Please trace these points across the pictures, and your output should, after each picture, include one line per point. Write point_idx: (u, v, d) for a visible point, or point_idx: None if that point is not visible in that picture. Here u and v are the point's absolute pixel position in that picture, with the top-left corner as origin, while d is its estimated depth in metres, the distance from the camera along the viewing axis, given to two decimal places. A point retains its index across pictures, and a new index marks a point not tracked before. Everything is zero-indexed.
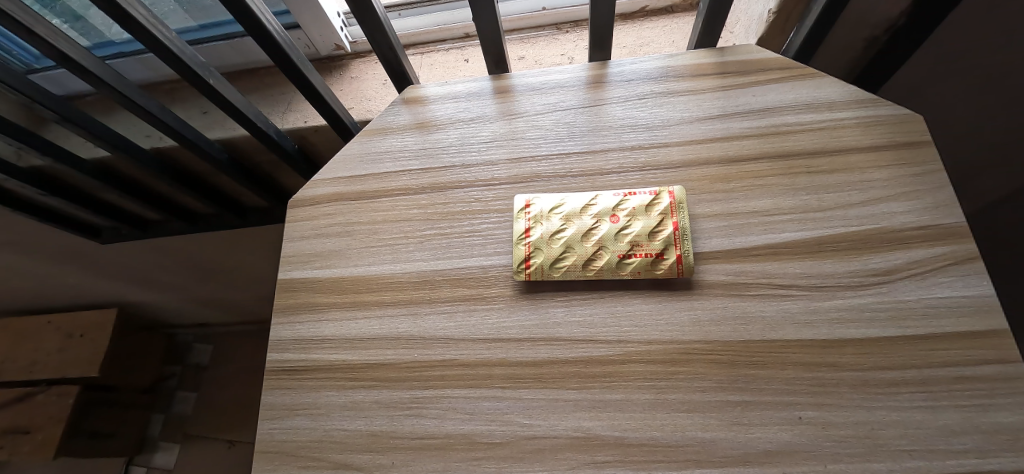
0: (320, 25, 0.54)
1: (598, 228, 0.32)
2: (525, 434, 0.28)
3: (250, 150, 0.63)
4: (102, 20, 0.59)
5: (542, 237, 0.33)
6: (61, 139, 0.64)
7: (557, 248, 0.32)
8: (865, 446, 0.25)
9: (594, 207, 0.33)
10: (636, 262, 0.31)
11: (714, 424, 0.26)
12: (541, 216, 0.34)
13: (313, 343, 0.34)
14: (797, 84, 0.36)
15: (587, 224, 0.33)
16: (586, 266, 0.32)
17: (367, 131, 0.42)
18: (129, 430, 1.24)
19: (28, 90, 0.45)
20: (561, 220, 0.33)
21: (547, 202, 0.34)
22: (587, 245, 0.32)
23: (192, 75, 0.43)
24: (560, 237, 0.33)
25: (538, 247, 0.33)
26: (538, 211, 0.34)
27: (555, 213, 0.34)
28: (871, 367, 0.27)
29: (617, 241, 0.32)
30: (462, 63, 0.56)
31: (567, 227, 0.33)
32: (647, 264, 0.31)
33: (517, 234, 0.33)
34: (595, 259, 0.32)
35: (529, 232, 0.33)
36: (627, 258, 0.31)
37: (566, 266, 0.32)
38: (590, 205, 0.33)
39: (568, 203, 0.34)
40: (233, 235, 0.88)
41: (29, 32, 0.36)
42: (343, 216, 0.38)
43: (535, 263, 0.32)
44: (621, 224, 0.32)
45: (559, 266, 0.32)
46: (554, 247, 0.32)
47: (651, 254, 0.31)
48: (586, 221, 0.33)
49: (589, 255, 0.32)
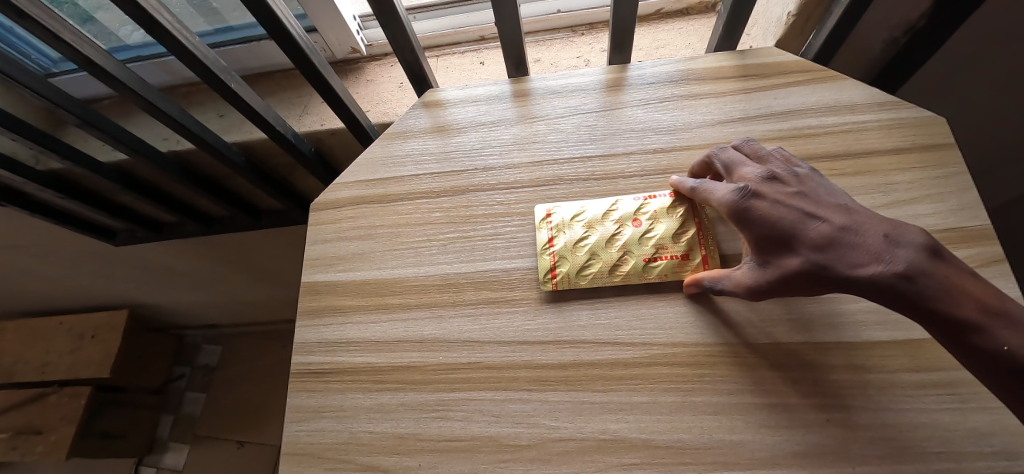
0: (337, 29, 0.54)
1: (621, 234, 0.33)
2: (552, 436, 0.28)
3: (266, 153, 0.64)
4: (111, 19, 0.59)
5: (566, 245, 0.33)
6: (78, 142, 0.64)
7: (582, 256, 0.33)
8: (894, 448, 0.25)
9: (615, 212, 0.33)
10: (663, 265, 0.31)
11: (742, 426, 0.27)
12: (562, 225, 0.34)
13: (339, 345, 0.34)
14: (818, 86, 0.36)
15: (610, 230, 0.33)
16: (612, 272, 0.32)
17: (388, 134, 0.43)
18: (138, 431, 1.25)
19: (50, 94, 0.46)
20: (584, 228, 0.33)
21: (568, 210, 0.34)
22: (611, 251, 0.32)
23: (214, 79, 0.43)
24: (584, 245, 0.33)
25: (562, 256, 0.33)
26: (561, 219, 0.34)
27: (577, 221, 0.34)
28: (897, 369, 0.27)
29: (641, 245, 0.32)
30: (477, 66, 0.56)
31: (590, 235, 0.33)
32: (674, 266, 0.31)
33: (541, 244, 0.34)
34: (621, 264, 0.32)
35: (552, 242, 0.33)
36: (653, 261, 0.31)
37: (592, 274, 0.32)
38: (611, 210, 0.34)
39: (589, 210, 0.34)
40: (246, 238, 0.88)
41: (55, 38, 0.37)
42: (365, 219, 0.39)
43: (561, 272, 0.32)
44: (645, 225, 0.32)
45: (585, 273, 0.32)
46: (579, 255, 0.33)
47: (676, 255, 0.31)
48: (608, 227, 0.33)
49: (614, 261, 0.32)
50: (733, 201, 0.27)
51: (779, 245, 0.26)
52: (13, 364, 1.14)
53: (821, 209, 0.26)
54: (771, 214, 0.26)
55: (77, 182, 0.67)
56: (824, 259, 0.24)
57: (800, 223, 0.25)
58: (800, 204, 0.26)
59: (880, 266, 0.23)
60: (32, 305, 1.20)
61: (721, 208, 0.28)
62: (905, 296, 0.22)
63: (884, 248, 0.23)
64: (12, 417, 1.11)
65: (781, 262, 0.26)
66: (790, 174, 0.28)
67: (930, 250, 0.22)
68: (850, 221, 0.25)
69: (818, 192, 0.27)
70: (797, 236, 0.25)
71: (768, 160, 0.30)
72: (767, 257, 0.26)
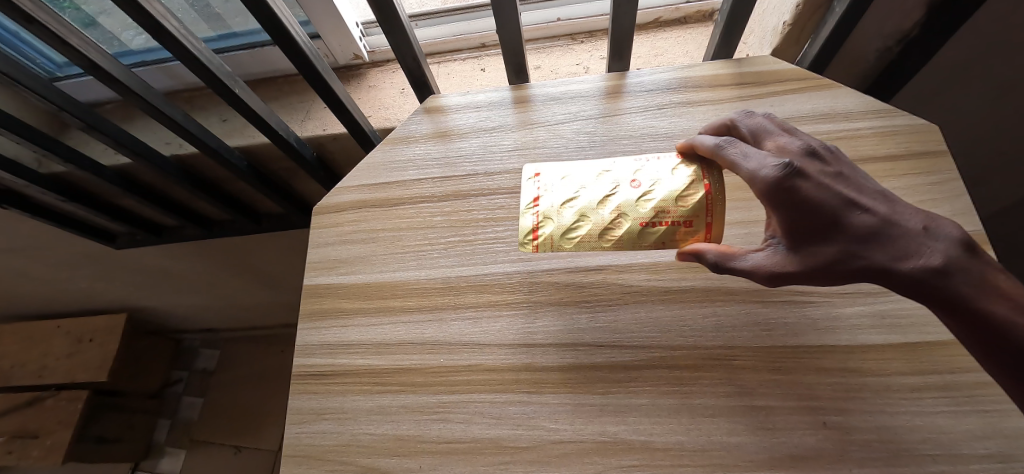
0: (340, 35, 0.55)
1: (614, 193, 0.28)
2: (552, 438, 0.28)
3: (269, 157, 0.64)
4: (113, 24, 0.59)
5: (551, 204, 0.29)
6: (81, 145, 0.64)
7: (569, 217, 0.28)
8: (889, 450, 0.25)
9: (610, 170, 0.29)
10: (661, 231, 0.26)
11: (740, 428, 0.27)
12: (547, 182, 0.30)
13: (340, 348, 0.34)
14: (814, 94, 0.37)
15: (603, 188, 0.28)
16: (602, 236, 0.27)
17: (390, 139, 0.43)
18: (134, 436, 1.24)
19: (55, 99, 0.46)
20: (572, 186, 0.29)
21: (556, 167, 0.31)
22: (603, 212, 0.28)
23: (218, 84, 0.44)
24: (571, 203, 0.28)
25: (538, 213, 0.29)
26: (536, 173, 0.30)
27: (565, 177, 0.30)
28: (892, 372, 0.27)
29: (637, 207, 0.27)
30: (479, 72, 0.57)
31: (578, 193, 0.29)
32: (671, 234, 0.26)
33: (523, 200, 0.30)
34: (613, 227, 0.27)
35: (535, 199, 0.29)
36: (650, 226, 0.27)
37: (579, 237, 0.28)
38: (606, 168, 0.29)
39: (580, 167, 0.30)
40: (247, 242, 0.89)
41: (63, 43, 0.37)
42: (367, 223, 0.39)
43: (542, 234, 0.28)
44: (640, 185, 0.27)
45: (570, 237, 0.28)
46: (565, 215, 0.28)
47: (678, 221, 0.26)
48: (601, 185, 0.28)
49: (606, 224, 0.27)
50: (768, 174, 0.23)
51: (814, 230, 0.23)
52: (11, 368, 1.14)
53: (859, 195, 0.23)
54: (812, 193, 0.22)
55: (79, 185, 0.68)
56: (858, 248, 0.22)
57: (838, 208, 0.22)
58: (839, 187, 0.23)
59: (921, 261, 0.20)
60: (31, 308, 1.20)
61: (748, 179, 0.24)
62: (942, 294, 0.20)
63: (921, 242, 0.21)
64: (8, 421, 1.10)
65: (812, 248, 0.23)
66: (826, 151, 0.25)
67: (974, 247, 0.20)
68: (888, 211, 0.22)
69: (853, 175, 0.24)
70: (834, 222, 0.22)
71: (797, 136, 0.27)
72: (797, 243, 0.23)
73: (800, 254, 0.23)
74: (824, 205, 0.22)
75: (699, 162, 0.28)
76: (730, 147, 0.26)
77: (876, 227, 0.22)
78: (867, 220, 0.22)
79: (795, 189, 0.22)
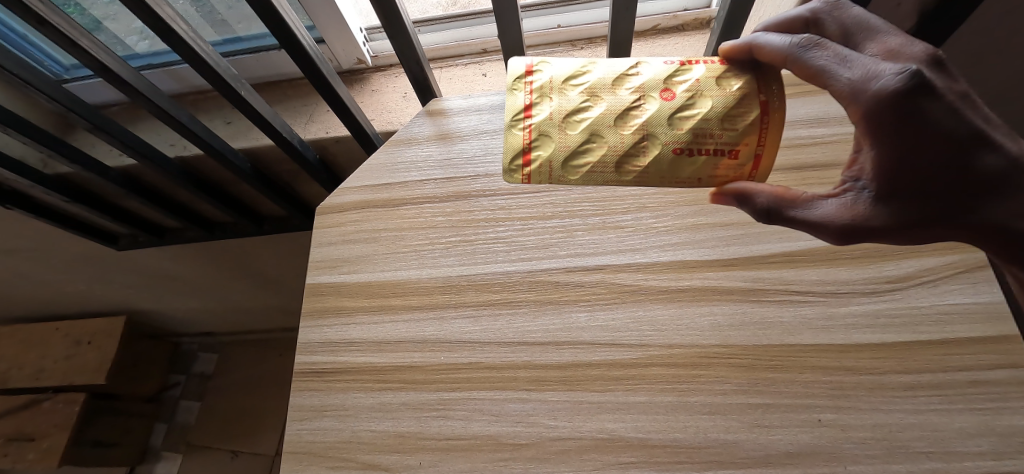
0: (344, 40, 0.56)
1: (642, 107, 0.23)
2: (550, 435, 0.29)
3: (272, 159, 0.65)
4: (120, 29, 0.60)
5: (553, 118, 0.24)
6: (86, 146, 0.65)
7: (576, 136, 0.24)
8: (883, 447, 0.25)
9: (634, 78, 0.24)
10: (700, 161, 0.23)
11: (736, 425, 0.27)
12: (551, 89, 0.25)
13: (342, 346, 0.35)
14: (809, 99, 0.37)
15: (625, 100, 0.24)
16: (621, 165, 0.23)
17: (392, 141, 0.44)
18: (131, 439, 1.23)
19: (63, 99, 0.47)
20: (583, 96, 0.24)
21: (562, 70, 0.25)
22: (623, 131, 0.23)
23: (224, 86, 0.45)
24: (582, 118, 0.24)
25: (543, 133, 0.24)
26: (544, 82, 0.25)
27: (573, 85, 0.25)
28: (886, 371, 0.28)
29: (671, 127, 0.23)
30: (480, 77, 0.58)
31: (592, 105, 0.24)
32: (713, 165, 0.23)
33: (515, 110, 0.25)
34: (637, 155, 0.23)
35: (531, 110, 0.25)
36: (688, 154, 0.23)
37: (588, 164, 0.24)
38: (629, 75, 0.25)
39: (592, 72, 0.25)
40: (249, 244, 0.89)
41: (73, 44, 0.38)
42: (369, 223, 0.40)
43: (537, 159, 0.24)
44: (676, 102, 0.23)
45: (576, 165, 0.24)
46: (572, 133, 0.24)
47: (722, 149, 0.22)
48: (622, 96, 0.24)
49: (626, 149, 0.23)
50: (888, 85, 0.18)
51: (929, 169, 0.20)
52: (8, 370, 1.13)
53: (984, 127, 0.20)
54: (938, 125, 0.19)
55: (82, 186, 0.68)
56: (966, 194, 0.21)
57: (959, 145, 0.20)
58: (967, 114, 0.20)
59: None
60: (30, 310, 1.20)
61: (847, 93, 0.20)
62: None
63: None
64: (4, 424, 1.10)
65: (919, 191, 0.21)
66: (946, 60, 0.21)
67: None
68: (1014, 148, 0.20)
69: (977, 99, 0.21)
70: (948, 163, 0.20)
71: (904, 39, 0.22)
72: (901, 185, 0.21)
73: (889, 198, 0.21)
74: (944, 140, 0.20)
75: (750, 74, 0.23)
76: (820, 53, 0.21)
77: (987, 170, 0.20)
78: (983, 162, 0.20)
79: (922, 118, 0.19)
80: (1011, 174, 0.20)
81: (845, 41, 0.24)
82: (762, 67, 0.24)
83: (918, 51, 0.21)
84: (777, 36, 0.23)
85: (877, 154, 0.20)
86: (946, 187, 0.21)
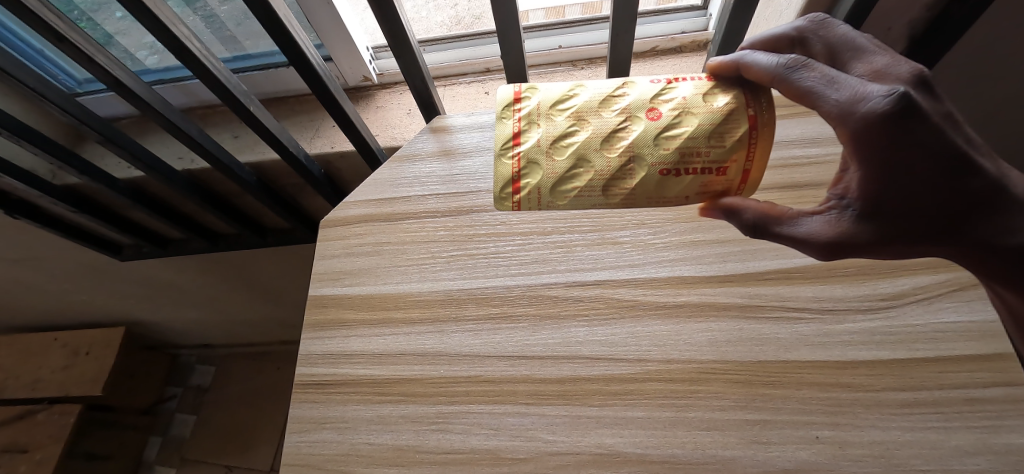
0: (351, 58, 0.58)
1: (628, 130, 0.24)
2: (548, 450, 0.29)
3: (278, 173, 0.66)
4: (133, 44, 0.62)
5: (541, 144, 0.25)
6: (96, 158, 0.67)
7: (565, 162, 0.25)
8: (882, 465, 0.25)
9: (619, 102, 0.25)
10: (689, 180, 0.24)
11: (734, 442, 0.27)
12: (538, 116, 0.26)
13: (343, 358, 0.35)
14: (802, 120, 0.39)
15: (611, 124, 0.25)
16: (610, 188, 0.25)
17: (396, 157, 0.45)
18: (123, 453, 1.21)
19: (76, 112, 0.48)
20: (569, 122, 0.25)
21: (550, 96, 0.26)
22: (610, 155, 0.24)
23: (234, 101, 0.46)
24: (569, 143, 0.25)
25: (531, 161, 0.25)
26: (532, 108, 0.26)
27: (560, 110, 0.26)
28: (883, 388, 0.28)
29: (657, 148, 0.23)
30: (483, 95, 0.59)
31: (578, 130, 0.25)
32: (701, 182, 0.24)
33: (504, 139, 0.26)
34: (625, 178, 0.24)
35: (520, 137, 0.26)
36: (677, 174, 0.24)
37: (578, 188, 0.25)
38: (614, 98, 0.25)
39: (579, 97, 0.26)
40: (251, 256, 0.90)
41: (90, 59, 0.40)
42: (372, 236, 0.41)
43: (528, 185, 0.25)
44: (661, 122, 0.24)
45: (566, 189, 0.25)
46: (560, 159, 0.25)
47: (710, 167, 0.23)
48: (608, 120, 0.25)
49: (614, 172, 0.24)
50: (877, 107, 0.19)
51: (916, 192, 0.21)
52: (5, 379, 1.13)
53: (969, 149, 0.21)
54: (925, 147, 0.20)
55: (90, 197, 0.69)
56: (952, 214, 0.22)
57: (948, 167, 0.20)
58: (954, 138, 0.20)
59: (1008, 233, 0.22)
60: (30, 319, 1.20)
61: (834, 112, 0.20)
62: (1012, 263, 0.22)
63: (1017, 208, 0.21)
64: None
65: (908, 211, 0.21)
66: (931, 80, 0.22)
67: None
68: (993, 170, 0.21)
69: (961, 119, 0.21)
70: (933, 186, 0.21)
71: (891, 60, 0.23)
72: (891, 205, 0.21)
73: (877, 217, 0.22)
74: (930, 165, 0.20)
75: (736, 92, 0.24)
76: (807, 73, 0.21)
77: (971, 191, 0.21)
78: (967, 184, 0.21)
79: (910, 144, 0.19)
80: (991, 194, 0.21)
81: (831, 60, 0.25)
82: (748, 84, 0.24)
83: (903, 73, 0.22)
84: (764, 56, 0.23)
85: (864, 176, 0.21)
86: (930, 209, 0.21)
